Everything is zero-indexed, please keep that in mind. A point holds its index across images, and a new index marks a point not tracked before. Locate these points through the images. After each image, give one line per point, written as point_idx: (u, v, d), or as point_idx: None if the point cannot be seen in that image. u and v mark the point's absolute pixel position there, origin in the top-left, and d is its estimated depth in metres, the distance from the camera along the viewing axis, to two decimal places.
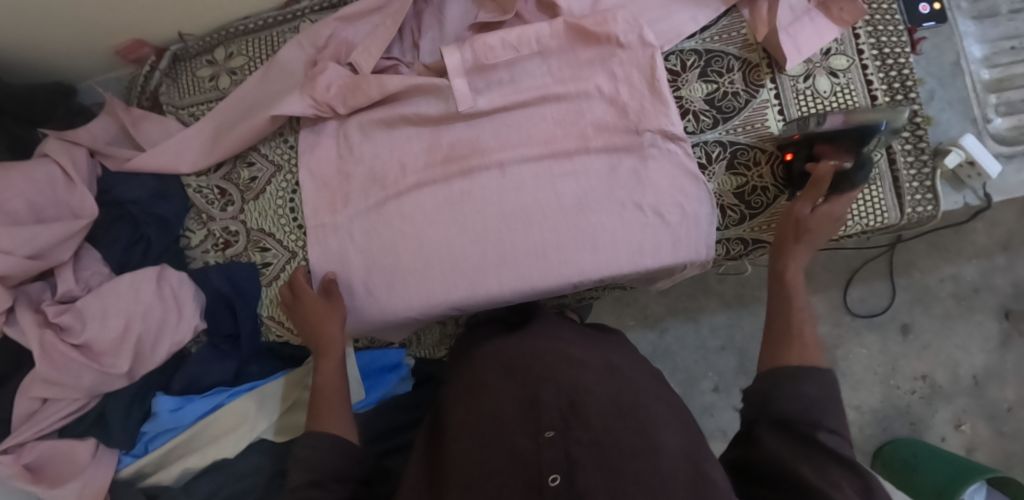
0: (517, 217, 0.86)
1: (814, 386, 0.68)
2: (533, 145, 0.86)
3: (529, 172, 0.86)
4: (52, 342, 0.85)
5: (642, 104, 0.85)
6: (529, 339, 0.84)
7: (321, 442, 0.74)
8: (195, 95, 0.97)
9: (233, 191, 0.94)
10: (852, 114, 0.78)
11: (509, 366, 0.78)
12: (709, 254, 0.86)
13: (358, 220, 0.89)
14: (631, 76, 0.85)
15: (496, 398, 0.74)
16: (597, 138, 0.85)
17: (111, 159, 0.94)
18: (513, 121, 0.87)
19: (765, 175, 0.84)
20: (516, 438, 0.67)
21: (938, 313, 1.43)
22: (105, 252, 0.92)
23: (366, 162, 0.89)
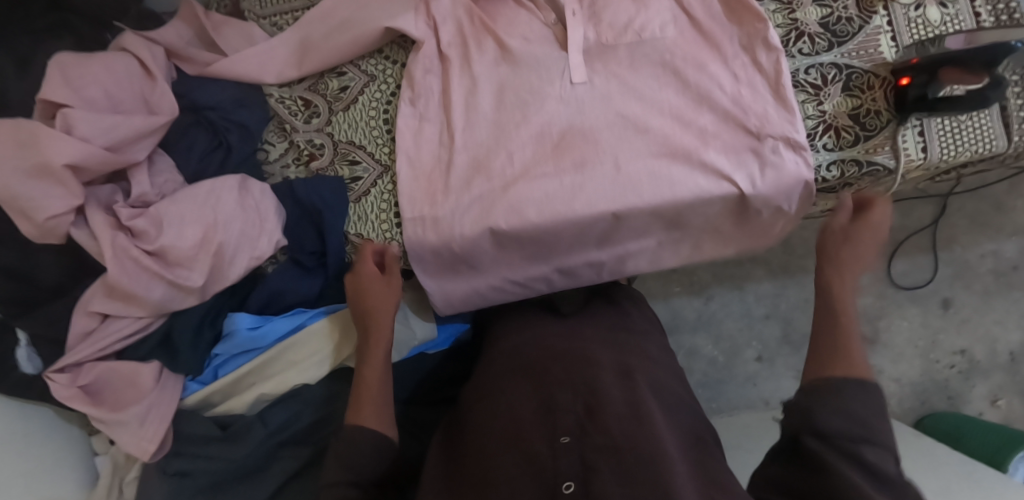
0: (638, 175, 0.79)
1: (859, 400, 0.62)
2: (653, 143, 0.80)
3: (645, 169, 0.79)
4: (125, 245, 0.76)
5: (764, 109, 0.79)
6: (556, 339, 0.79)
7: (365, 439, 0.66)
8: (279, 4, 0.91)
9: (320, 102, 0.89)
10: (978, 33, 0.79)
11: (527, 367, 0.74)
12: (821, 178, 0.83)
13: (462, 215, 0.81)
14: (753, 79, 0.80)
15: (513, 401, 0.69)
16: (715, 139, 0.80)
17: (189, 63, 0.88)
18: (628, 111, 0.80)
19: (878, 98, 0.84)
20: (532, 441, 0.63)
21: (978, 289, 1.45)
22: (179, 159, 0.85)
23: (468, 149, 0.82)
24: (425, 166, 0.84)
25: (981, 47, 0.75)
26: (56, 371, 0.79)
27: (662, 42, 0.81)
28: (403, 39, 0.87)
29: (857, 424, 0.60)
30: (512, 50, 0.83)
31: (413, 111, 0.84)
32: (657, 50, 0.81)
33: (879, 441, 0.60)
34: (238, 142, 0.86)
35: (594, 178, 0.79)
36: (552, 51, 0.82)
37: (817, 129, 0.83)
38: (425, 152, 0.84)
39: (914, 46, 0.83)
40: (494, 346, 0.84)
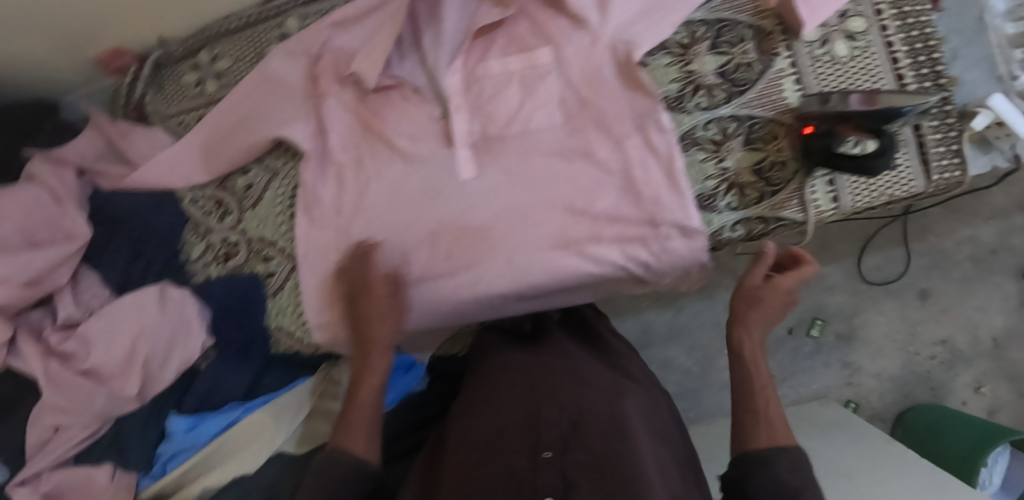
0: (533, 267, 0.83)
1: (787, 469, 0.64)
2: (543, 235, 0.82)
3: (539, 259, 0.82)
4: (57, 370, 0.81)
5: (658, 192, 0.80)
6: (544, 362, 0.78)
7: (337, 472, 0.66)
8: (183, 102, 0.93)
9: (230, 200, 0.91)
10: (877, 94, 0.74)
11: (513, 383, 0.74)
12: (725, 237, 0.82)
13: (366, 310, 0.86)
14: (646, 160, 0.80)
15: (495, 414, 0.69)
16: (609, 227, 0.82)
17: (103, 177, 0.90)
18: (519, 203, 0.83)
19: (783, 149, 0.80)
20: (512, 450, 0.62)
21: (956, 277, 1.40)
22: (104, 271, 0.88)
23: (369, 251, 0.85)
24: (333, 267, 0.87)
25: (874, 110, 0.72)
26: (18, 484, 0.83)
27: (551, 129, 0.82)
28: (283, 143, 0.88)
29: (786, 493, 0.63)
30: (405, 149, 0.84)
31: (313, 222, 0.87)
32: (552, 138, 0.82)
33: None
34: (159, 249, 0.90)
35: (495, 270, 0.83)
36: (437, 148, 0.83)
37: (719, 189, 0.80)
38: (333, 253, 0.87)
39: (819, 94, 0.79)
40: (480, 365, 0.84)
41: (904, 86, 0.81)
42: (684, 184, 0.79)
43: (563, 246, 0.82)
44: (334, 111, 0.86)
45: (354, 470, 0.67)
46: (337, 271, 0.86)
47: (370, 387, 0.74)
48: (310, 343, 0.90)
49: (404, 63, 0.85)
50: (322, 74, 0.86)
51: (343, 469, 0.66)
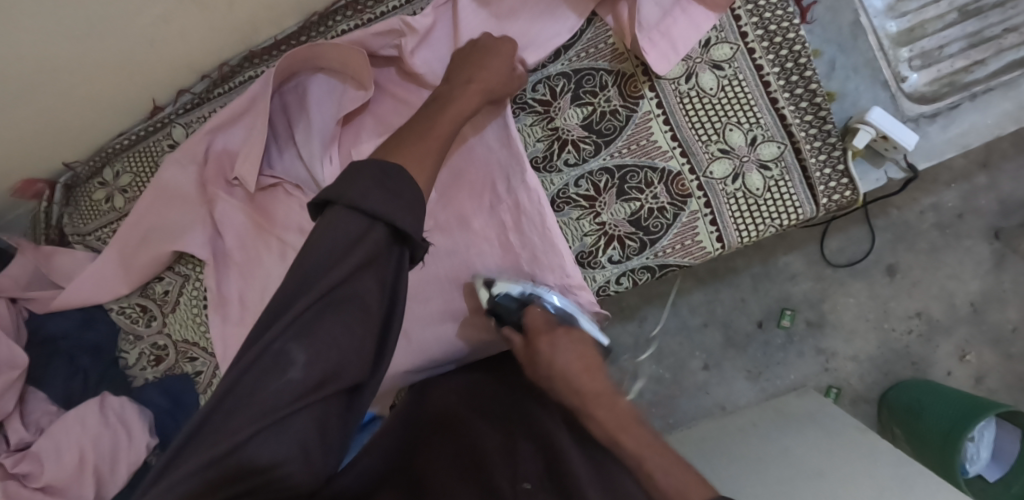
0: (427, 342, 0.83)
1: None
2: (432, 309, 0.83)
3: (432, 335, 0.83)
4: (16, 489, 0.88)
5: (535, 252, 0.80)
6: (509, 382, 0.73)
7: (370, 195, 0.49)
8: (95, 218, 0.97)
9: (153, 306, 0.96)
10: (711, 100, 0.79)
11: (486, 406, 0.69)
12: (614, 290, 0.81)
13: None
14: (519, 221, 0.80)
15: (472, 432, 0.64)
16: (496, 293, 0.81)
17: (36, 301, 0.96)
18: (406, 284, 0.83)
19: (660, 195, 0.78)
20: (494, 473, 0.57)
21: (923, 247, 1.30)
22: (48, 392, 0.94)
23: None
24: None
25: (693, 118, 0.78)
26: None
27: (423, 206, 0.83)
28: (182, 252, 0.93)
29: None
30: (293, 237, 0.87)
31: (228, 320, 0.90)
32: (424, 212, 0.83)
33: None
34: (91, 364, 0.96)
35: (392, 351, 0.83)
36: None
37: (599, 244, 0.79)
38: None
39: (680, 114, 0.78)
40: (441, 380, 0.78)
41: (779, 110, 0.77)
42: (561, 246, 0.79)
43: (453, 317, 0.83)
44: (228, 213, 0.89)
45: (420, 202, 0.53)
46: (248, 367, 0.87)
47: (452, 111, 0.65)
48: None
49: (283, 157, 0.88)
50: (210, 181, 0.89)
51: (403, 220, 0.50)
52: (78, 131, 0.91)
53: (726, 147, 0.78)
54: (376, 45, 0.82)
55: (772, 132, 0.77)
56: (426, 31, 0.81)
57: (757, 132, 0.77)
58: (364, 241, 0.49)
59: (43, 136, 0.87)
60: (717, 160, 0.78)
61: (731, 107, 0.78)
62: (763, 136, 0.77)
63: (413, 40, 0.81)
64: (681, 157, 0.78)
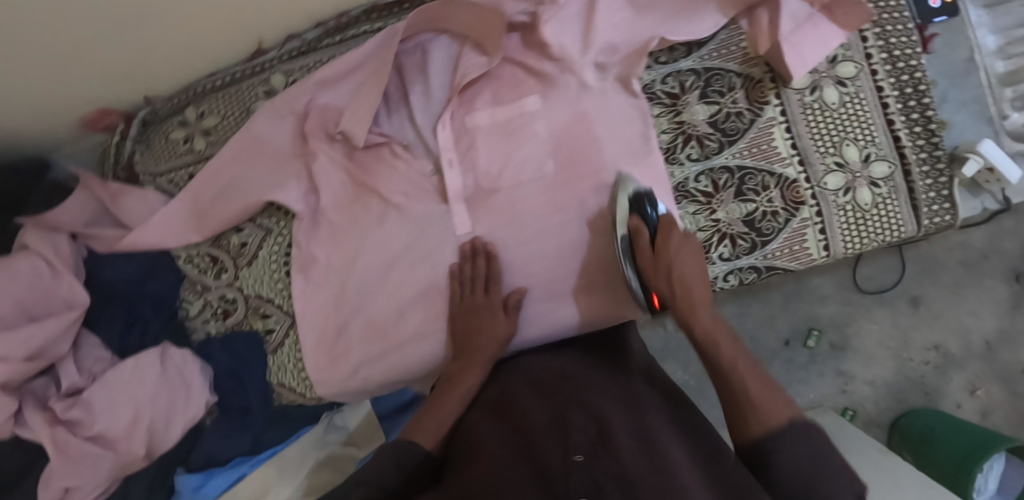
0: (524, 320, 0.84)
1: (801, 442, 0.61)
2: (535, 285, 0.84)
3: (531, 312, 0.84)
4: (64, 438, 0.83)
5: None
6: (565, 361, 0.76)
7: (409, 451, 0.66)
8: (171, 160, 0.92)
9: (225, 257, 0.91)
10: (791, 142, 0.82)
11: (544, 383, 0.70)
12: (719, 286, 0.82)
13: (361, 366, 0.87)
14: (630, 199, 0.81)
15: (530, 416, 0.63)
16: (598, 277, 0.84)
17: (97, 240, 0.91)
18: (512, 260, 0.84)
19: (774, 199, 0.81)
20: (544, 453, 0.57)
21: (947, 282, 1.37)
22: (105, 337, 0.90)
23: (362, 311, 0.86)
24: (325, 328, 0.87)
25: (810, 125, 0.81)
26: None
27: (540, 182, 0.83)
28: (276, 203, 0.88)
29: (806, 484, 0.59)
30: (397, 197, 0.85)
31: (311, 280, 0.87)
32: (539, 187, 0.83)
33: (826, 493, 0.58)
34: (153, 314, 0.91)
35: None
36: (432, 205, 0.84)
37: (712, 239, 0.81)
38: (325, 314, 0.87)
39: (800, 120, 0.80)
40: (504, 361, 0.81)
41: (894, 131, 0.80)
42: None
43: (551, 294, 0.85)
44: (326, 170, 0.85)
45: (415, 452, 0.66)
46: (329, 329, 0.87)
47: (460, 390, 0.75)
48: (311, 396, 0.90)
49: (392, 119, 0.85)
50: (311, 133, 0.84)
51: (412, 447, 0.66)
52: (173, 65, 0.86)
53: (840, 157, 0.80)
54: (511, 11, 0.80)
55: (885, 151, 0.80)
56: (563, 2, 0.79)
57: (872, 150, 0.80)
58: (411, 472, 0.64)
59: (132, 66, 0.83)
60: (832, 172, 0.81)
61: (851, 121, 0.80)
62: (877, 154, 0.80)
63: (550, 10, 0.79)
64: (799, 165, 0.81)
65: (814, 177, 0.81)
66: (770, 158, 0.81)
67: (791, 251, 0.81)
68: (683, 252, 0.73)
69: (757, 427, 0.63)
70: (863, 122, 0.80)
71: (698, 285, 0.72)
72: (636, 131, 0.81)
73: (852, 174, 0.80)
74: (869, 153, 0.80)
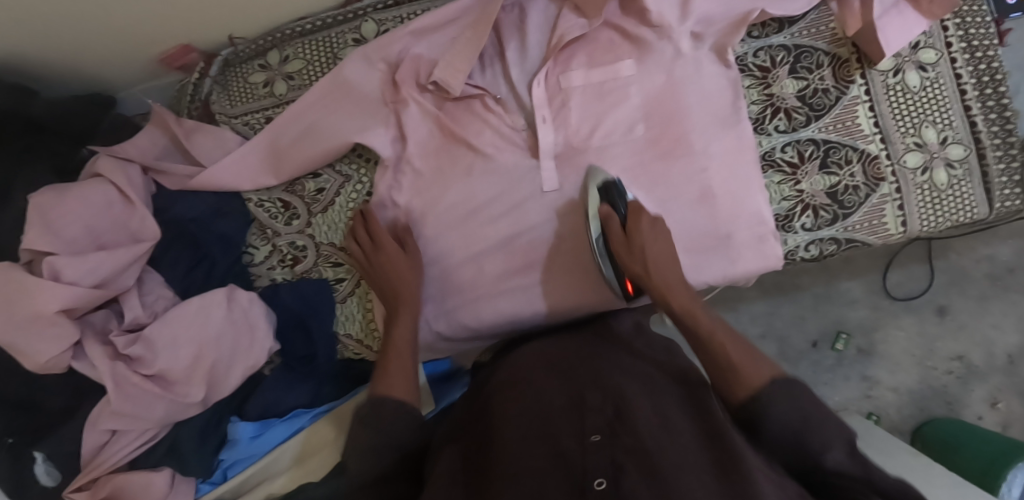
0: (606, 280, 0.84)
1: (789, 406, 0.59)
2: None
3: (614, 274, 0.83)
4: (124, 374, 0.80)
5: (730, 195, 0.82)
6: (572, 343, 0.77)
7: (389, 410, 0.67)
8: (249, 102, 0.91)
9: (298, 203, 0.90)
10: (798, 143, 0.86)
11: (556, 364, 0.72)
12: (799, 256, 0.84)
13: (436, 318, 0.86)
14: (717, 166, 0.82)
15: (548, 396, 0.65)
16: (683, 244, 0.83)
17: (168, 176, 0.89)
18: None
19: (856, 174, 0.83)
20: (560, 434, 0.59)
21: (972, 293, 1.38)
22: (167, 275, 0.87)
23: (439, 263, 0.85)
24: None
25: (892, 106, 0.83)
26: (76, 488, 0.85)
27: (631, 144, 0.83)
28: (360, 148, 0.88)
29: (794, 428, 0.58)
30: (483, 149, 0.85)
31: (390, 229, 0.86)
32: (629, 150, 0.83)
33: (817, 447, 0.57)
34: (223, 255, 0.88)
35: (568, 283, 0.84)
36: (522, 160, 0.84)
37: (795, 210, 0.83)
38: None
39: (883, 101, 0.83)
40: (519, 345, 0.82)
41: (971, 117, 0.83)
42: (759, 205, 0.82)
43: None
44: (414, 119, 0.85)
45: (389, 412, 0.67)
46: None
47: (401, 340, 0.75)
48: (377, 348, 0.90)
49: (485, 73, 0.86)
50: (403, 81, 0.85)
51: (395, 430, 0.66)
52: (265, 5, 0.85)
53: (919, 138, 0.83)
54: None
55: (961, 135, 0.83)
56: None
57: (948, 133, 0.83)
58: (373, 453, 0.65)
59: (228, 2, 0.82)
60: (911, 151, 0.83)
61: (931, 104, 0.83)
62: (954, 137, 0.83)
63: None
64: (880, 143, 0.83)
65: (894, 156, 0.83)
66: (853, 135, 0.83)
67: (870, 225, 0.83)
68: (653, 236, 0.74)
69: (741, 390, 0.63)
70: (942, 106, 0.83)
71: (670, 270, 0.73)
72: (725, 102, 0.83)
73: (930, 154, 0.83)
74: (946, 136, 0.83)
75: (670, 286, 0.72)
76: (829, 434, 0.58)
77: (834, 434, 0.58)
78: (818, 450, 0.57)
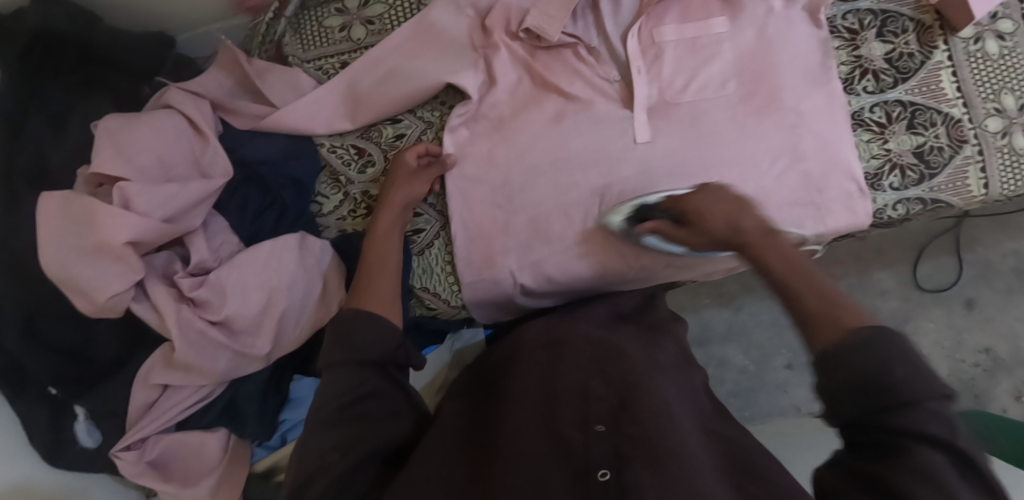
0: None
1: (894, 356, 0.47)
2: None
3: None
4: (189, 319, 0.73)
5: (824, 153, 0.82)
6: (566, 314, 0.77)
7: (363, 324, 0.63)
8: (325, 46, 0.88)
9: (374, 149, 0.85)
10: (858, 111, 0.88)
11: (560, 336, 0.70)
12: (886, 215, 0.85)
13: (523, 268, 0.82)
14: (812, 124, 0.82)
15: (559, 373, 0.64)
16: (778, 199, 0.82)
17: (238, 116, 0.85)
18: (692, 172, 0.81)
19: (941, 135, 0.84)
20: (559, 420, 0.59)
21: (1000, 287, 1.39)
22: (233, 220, 0.81)
23: (527, 212, 0.82)
24: (483, 229, 0.83)
25: (975, 71, 0.84)
26: (122, 449, 0.76)
27: (725, 100, 0.82)
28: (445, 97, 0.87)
29: (880, 373, 0.47)
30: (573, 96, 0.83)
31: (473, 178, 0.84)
32: (723, 104, 0.82)
33: (922, 401, 0.46)
34: (292, 199, 0.84)
35: None
36: (615, 110, 0.82)
37: (884, 169, 0.84)
38: (487, 214, 0.83)
39: (964, 66, 0.84)
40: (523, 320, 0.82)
41: None
42: (852, 161, 0.83)
43: None
44: (503, 65, 0.84)
45: (377, 337, 0.63)
46: (490, 230, 0.83)
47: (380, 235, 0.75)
48: (455, 305, 0.86)
49: (577, 24, 0.84)
50: (495, 27, 0.84)
51: (376, 348, 0.63)
52: None
53: (1000, 104, 0.84)
54: None
55: None
56: None
57: None
58: (346, 351, 0.62)
59: None
60: (991, 116, 0.84)
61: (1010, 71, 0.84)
62: None
63: None
64: (962, 107, 0.84)
65: (976, 119, 0.84)
66: (937, 98, 0.84)
67: (954, 185, 0.84)
68: (716, 209, 0.64)
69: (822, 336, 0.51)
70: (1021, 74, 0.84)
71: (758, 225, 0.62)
72: (816, 59, 0.83)
73: (1011, 119, 0.84)
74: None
75: (773, 245, 0.59)
76: (924, 387, 0.46)
77: (928, 392, 0.46)
78: (916, 406, 0.45)
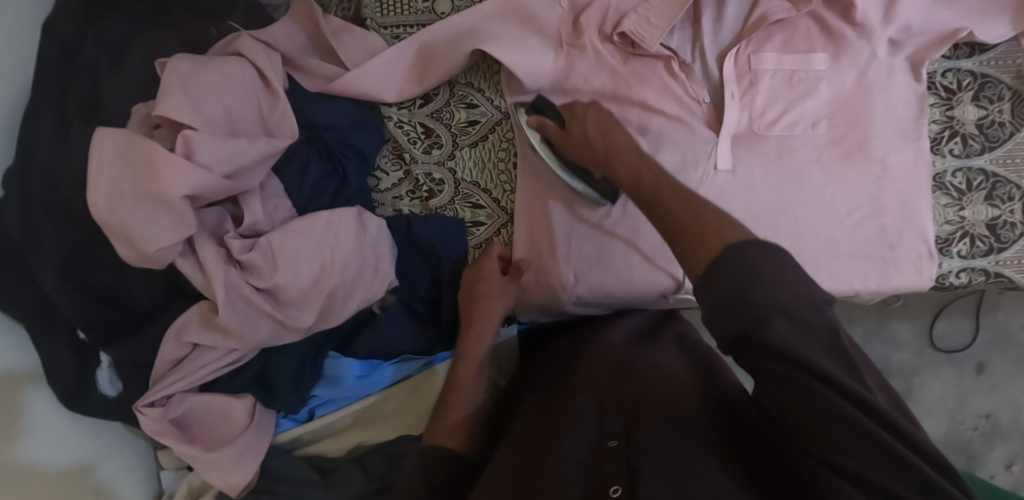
0: None
1: (736, 266, 0.44)
2: (780, 239, 0.79)
3: None
4: (236, 282, 0.69)
5: (902, 210, 0.80)
6: (580, 338, 0.73)
7: None
8: (405, 13, 0.83)
9: (443, 131, 0.83)
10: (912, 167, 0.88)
11: (573, 361, 0.67)
12: (948, 281, 0.84)
13: (581, 280, 0.80)
14: (895, 178, 0.80)
15: (568, 397, 0.59)
16: (846, 246, 0.80)
17: (309, 76, 0.81)
18: (763, 208, 0.79)
19: (1017, 211, 0.82)
20: (567, 438, 0.52)
21: (1014, 357, 1.30)
22: (289, 184, 0.78)
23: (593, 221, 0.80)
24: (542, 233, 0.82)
25: None
26: (145, 404, 0.72)
27: (813, 142, 0.80)
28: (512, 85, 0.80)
29: (746, 284, 0.43)
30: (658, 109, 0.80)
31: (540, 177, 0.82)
32: (808, 146, 0.80)
33: (779, 305, 0.42)
34: (353, 170, 0.81)
35: None
36: (701, 133, 0.79)
37: (955, 235, 0.83)
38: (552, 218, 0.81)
39: None
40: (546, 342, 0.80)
41: None
42: (926, 222, 0.81)
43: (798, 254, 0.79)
44: (591, 66, 0.80)
45: None
46: (551, 235, 0.81)
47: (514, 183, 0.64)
48: None
49: (674, 36, 0.81)
50: (588, 26, 0.80)
51: None
52: None
53: None
54: None
55: None
56: None
57: None
58: None
59: None
60: None
61: None
62: None
63: None
64: None
65: None
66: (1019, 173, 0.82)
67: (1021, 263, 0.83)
68: (588, 115, 0.69)
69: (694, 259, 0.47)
70: None
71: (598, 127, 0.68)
72: (910, 113, 0.81)
73: None
74: None
75: (612, 150, 0.64)
76: (786, 291, 0.42)
77: (796, 293, 0.43)
78: (771, 301, 0.41)
